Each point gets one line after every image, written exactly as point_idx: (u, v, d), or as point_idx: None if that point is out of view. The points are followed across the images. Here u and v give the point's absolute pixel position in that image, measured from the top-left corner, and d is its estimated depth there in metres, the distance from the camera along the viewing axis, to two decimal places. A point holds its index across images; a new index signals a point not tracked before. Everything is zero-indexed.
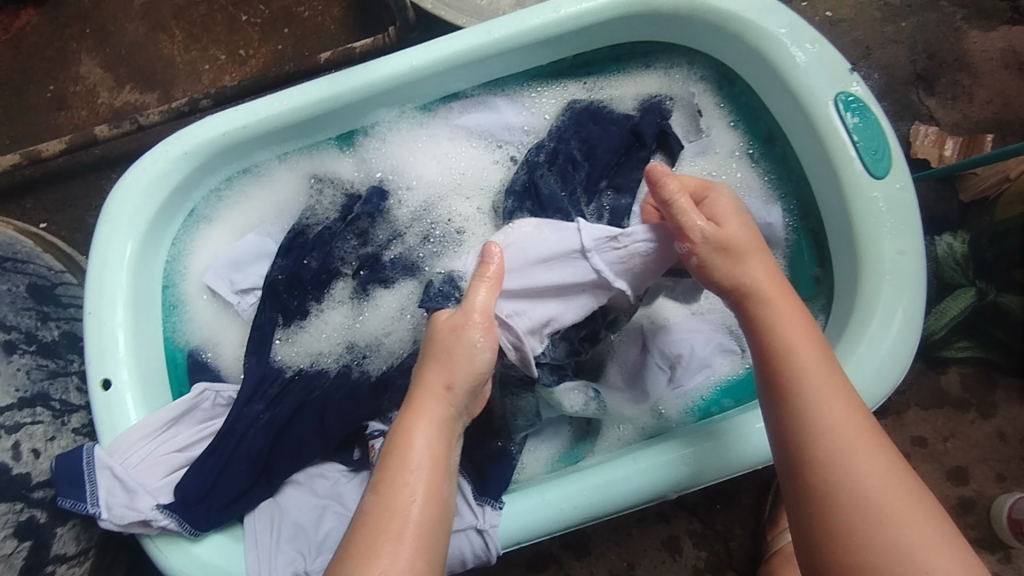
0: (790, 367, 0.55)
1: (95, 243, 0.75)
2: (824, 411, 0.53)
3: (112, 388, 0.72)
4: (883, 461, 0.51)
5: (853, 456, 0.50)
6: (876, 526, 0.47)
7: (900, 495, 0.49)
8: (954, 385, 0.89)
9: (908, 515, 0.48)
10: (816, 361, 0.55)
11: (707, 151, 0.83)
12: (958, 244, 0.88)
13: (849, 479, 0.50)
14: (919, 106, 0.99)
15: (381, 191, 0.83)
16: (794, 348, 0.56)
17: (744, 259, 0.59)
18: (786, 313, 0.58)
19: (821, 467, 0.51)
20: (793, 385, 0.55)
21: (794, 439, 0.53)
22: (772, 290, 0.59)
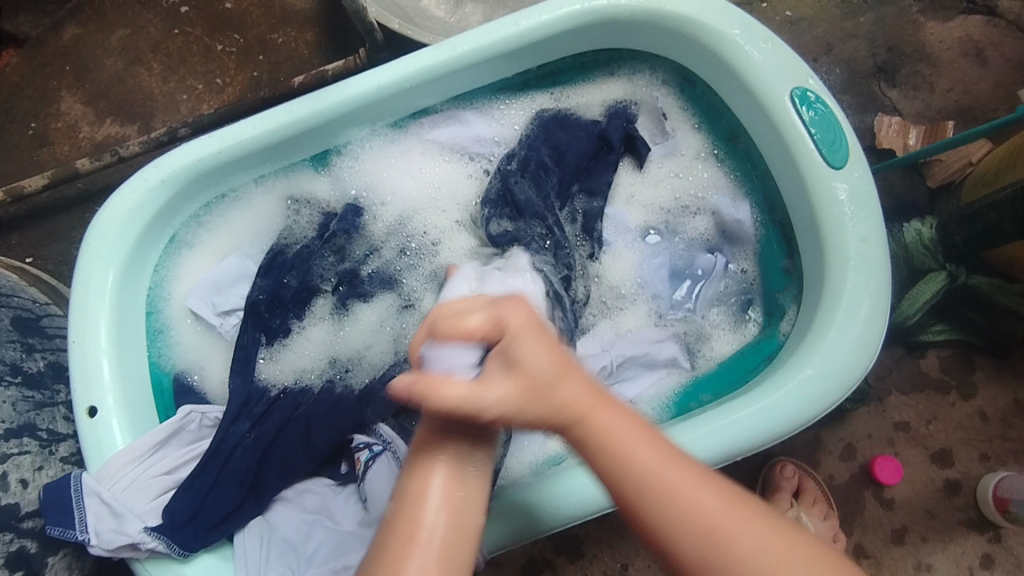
0: (591, 447, 0.48)
1: (77, 274, 0.76)
2: (621, 447, 0.48)
3: (98, 416, 0.73)
4: (741, 511, 0.47)
5: (698, 515, 0.46)
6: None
7: (790, 554, 0.45)
8: (933, 368, 0.90)
9: (785, 566, 0.45)
10: (611, 402, 0.51)
11: (674, 153, 0.86)
12: (927, 229, 0.88)
13: (675, 513, 0.46)
14: (881, 97, 1.01)
15: (356, 209, 0.87)
16: (619, 440, 0.49)
17: (530, 343, 0.48)
18: (604, 409, 0.49)
19: (648, 505, 0.47)
20: (613, 459, 0.48)
21: (639, 521, 0.47)
22: (606, 334, 0.54)
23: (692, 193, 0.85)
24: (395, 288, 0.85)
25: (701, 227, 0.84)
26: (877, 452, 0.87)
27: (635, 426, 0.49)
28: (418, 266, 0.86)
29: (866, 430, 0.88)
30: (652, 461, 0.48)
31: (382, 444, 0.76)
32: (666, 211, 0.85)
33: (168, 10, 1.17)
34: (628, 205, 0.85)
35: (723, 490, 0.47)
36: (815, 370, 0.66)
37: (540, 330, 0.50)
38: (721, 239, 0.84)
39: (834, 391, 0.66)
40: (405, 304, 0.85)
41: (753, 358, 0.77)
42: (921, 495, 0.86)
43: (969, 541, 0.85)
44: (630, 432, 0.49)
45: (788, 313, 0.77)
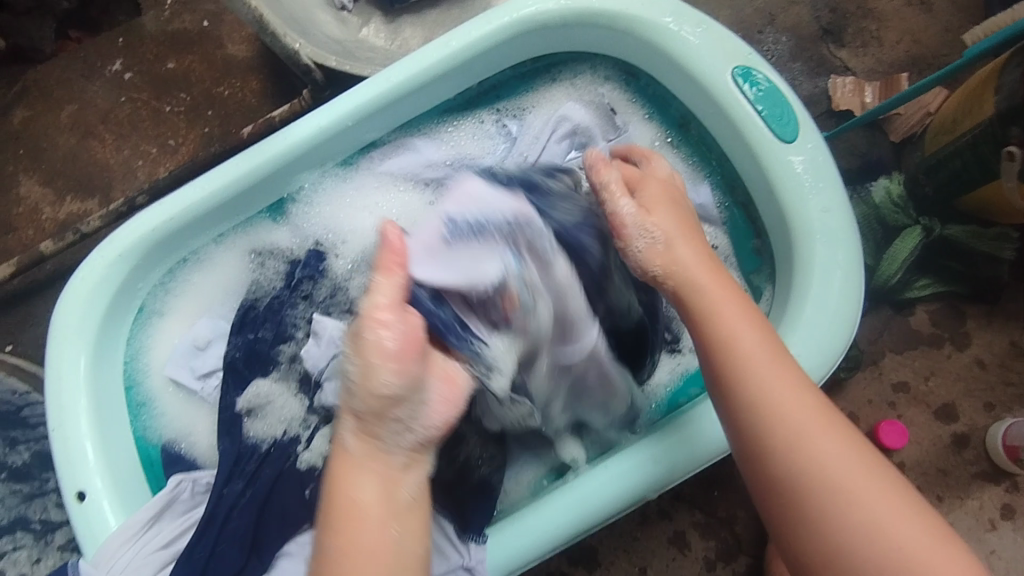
0: (736, 365, 0.56)
1: (48, 360, 0.75)
2: (758, 387, 0.55)
3: (88, 499, 0.72)
4: (846, 446, 0.53)
5: (820, 444, 0.52)
6: (837, 502, 0.50)
7: (882, 493, 0.50)
8: (924, 323, 0.88)
9: (883, 507, 0.50)
10: (760, 350, 0.57)
11: (629, 147, 0.84)
12: (895, 186, 0.88)
13: (801, 456, 0.52)
14: (831, 59, 1.00)
15: (319, 253, 0.85)
16: (750, 357, 0.57)
17: (702, 270, 0.62)
18: (737, 319, 0.59)
19: (788, 451, 0.53)
20: (735, 377, 0.56)
21: (755, 436, 0.54)
22: (723, 298, 0.60)
23: None
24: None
25: None
26: (880, 417, 0.86)
27: (770, 355, 0.57)
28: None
29: (865, 396, 0.87)
30: (772, 381, 0.55)
31: None
32: None
33: (113, 80, 1.17)
34: None
35: (824, 405, 0.54)
36: (797, 350, 0.65)
37: (704, 250, 0.63)
38: None
39: (821, 366, 0.65)
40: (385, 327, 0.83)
41: None
42: (931, 453, 0.85)
43: (986, 493, 0.83)
44: (764, 357, 0.56)
45: (765, 293, 0.76)
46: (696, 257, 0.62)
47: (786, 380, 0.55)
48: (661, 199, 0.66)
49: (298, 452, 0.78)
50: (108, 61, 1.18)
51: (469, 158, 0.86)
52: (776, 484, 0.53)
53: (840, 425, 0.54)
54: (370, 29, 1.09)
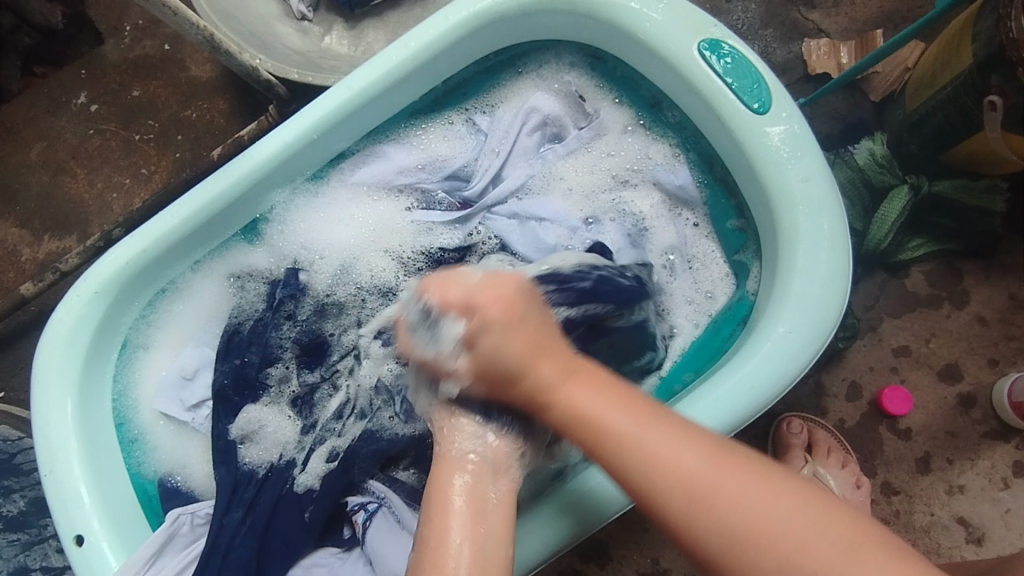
0: (610, 451, 0.51)
1: (34, 406, 0.74)
2: (630, 438, 0.50)
3: (87, 542, 0.71)
4: (757, 486, 0.48)
5: (629, 441, 0.50)
6: (760, 552, 0.46)
7: (801, 538, 0.45)
8: (920, 284, 0.86)
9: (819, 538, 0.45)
10: (606, 407, 0.52)
11: (601, 132, 0.82)
12: (878, 147, 0.85)
13: (714, 520, 0.47)
14: (803, 22, 0.98)
15: (298, 271, 0.84)
16: (550, 391, 0.53)
17: (514, 325, 0.54)
18: (572, 380, 0.53)
19: (653, 508, 0.49)
20: (581, 425, 0.52)
21: (666, 507, 0.49)
22: (556, 372, 0.54)
23: (629, 168, 0.81)
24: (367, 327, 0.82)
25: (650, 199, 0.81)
26: (883, 384, 0.84)
27: (636, 420, 0.51)
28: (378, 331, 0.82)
29: (867, 364, 0.85)
30: (630, 429, 0.51)
31: (376, 501, 0.74)
32: (607, 193, 0.82)
33: (80, 113, 1.16)
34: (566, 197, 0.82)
35: (710, 448, 0.50)
36: (787, 326, 0.63)
37: (537, 335, 0.54)
38: (670, 206, 0.80)
39: (813, 342, 0.63)
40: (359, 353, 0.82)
41: (727, 326, 0.74)
42: (939, 417, 0.83)
43: (997, 453, 0.82)
44: (606, 410, 0.52)
45: (752, 270, 0.74)
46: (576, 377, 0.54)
47: (670, 436, 0.50)
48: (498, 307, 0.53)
49: (295, 475, 0.77)
50: (72, 95, 1.16)
51: (441, 162, 0.86)
52: (716, 538, 0.47)
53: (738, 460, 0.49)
54: (331, 38, 1.07)
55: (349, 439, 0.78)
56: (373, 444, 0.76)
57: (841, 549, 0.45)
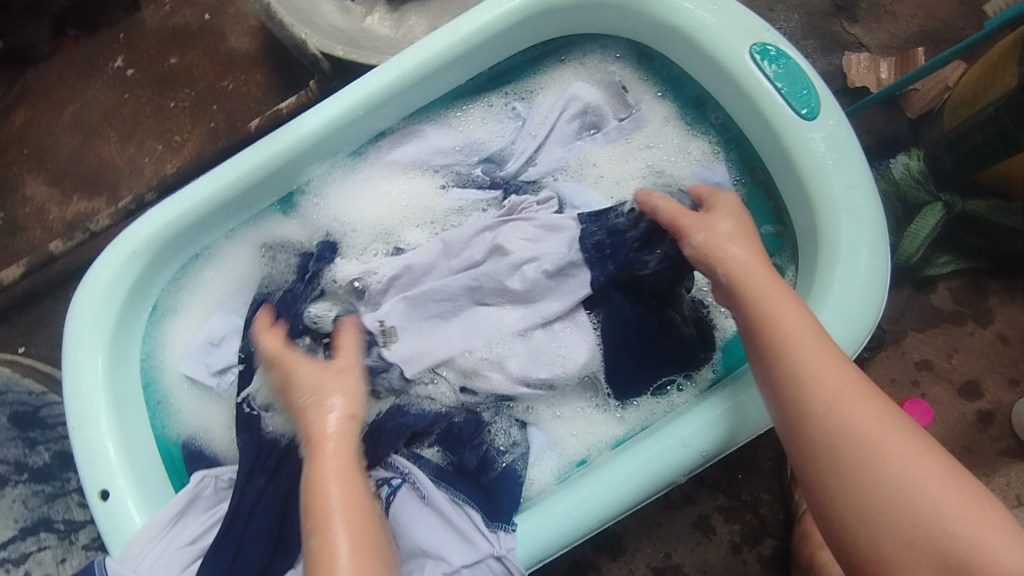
0: (783, 347, 0.57)
1: (65, 360, 0.75)
2: (794, 342, 0.58)
3: (112, 497, 0.72)
4: (885, 418, 0.53)
5: (787, 324, 0.59)
6: (876, 469, 0.51)
7: (890, 432, 0.52)
8: (946, 301, 0.88)
9: (931, 474, 0.50)
10: (797, 317, 0.59)
11: (642, 124, 0.82)
12: (914, 162, 0.87)
13: (847, 424, 0.53)
14: (844, 35, 0.99)
15: (333, 245, 0.83)
16: (777, 312, 0.59)
17: (743, 248, 0.64)
18: (781, 287, 0.61)
19: (812, 418, 0.55)
20: (768, 327, 0.59)
21: (791, 401, 0.57)
22: (749, 254, 0.64)
23: (666, 159, 0.80)
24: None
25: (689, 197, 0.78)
26: (904, 396, 0.85)
27: (817, 337, 0.58)
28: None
29: (889, 375, 0.86)
30: (804, 339, 0.58)
31: (400, 476, 0.72)
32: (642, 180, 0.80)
33: (115, 76, 1.16)
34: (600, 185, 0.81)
35: (857, 374, 0.56)
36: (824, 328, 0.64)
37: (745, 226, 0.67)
38: None
39: (848, 344, 0.64)
40: None
41: None
42: (956, 431, 0.84)
43: (1012, 471, 0.83)
44: (806, 326, 0.59)
45: (788, 272, 0.75)
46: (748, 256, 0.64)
47: (822, 348, 0.57)
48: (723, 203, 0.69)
49: None
50: (109, 58, 1.17)
51: (479, 145, 0.85)
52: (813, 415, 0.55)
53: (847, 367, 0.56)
54: (373, 18, 1.08)
55: None
56: (400, 419, 0.73)
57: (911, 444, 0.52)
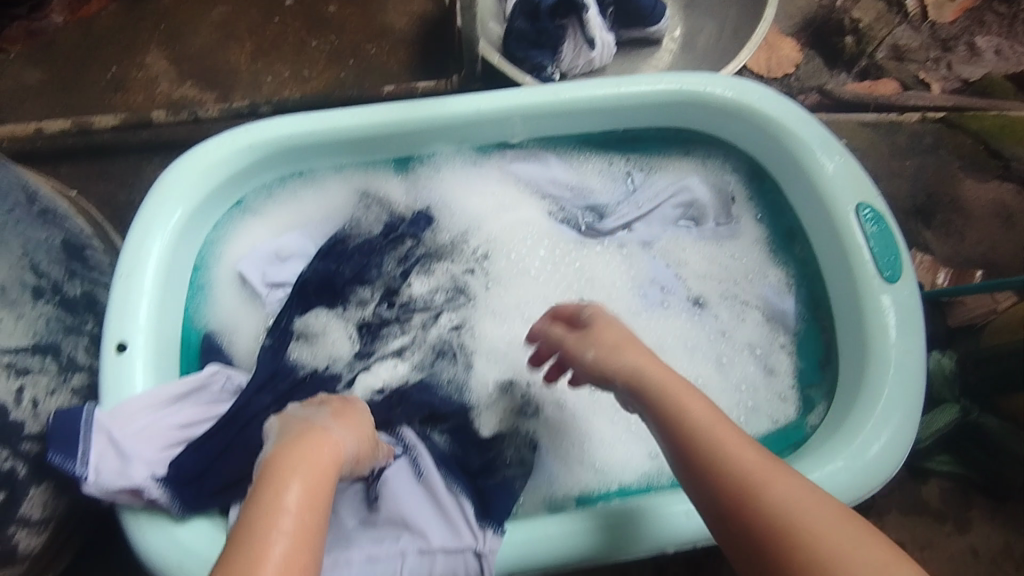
0: (711, 447, 0.54)
1: (142, 212, 0.76)
2: (730, 454, 0.53)
3: (126, 353, 0.71)
4: (807, 500, 0.49)
5: (741, 456, 0.53)
6: (808, 548, 0.46)
7: (812, 498, 0.50)
8: (933, 495, 0.93)
9: (827, 526, 0.47)
10: (754, 458, 0.53)
11: (735, 236, 0.88)
12: (947, 360, 0.93)
13: (768, 503, 0.50)
14: (917, 235, 1.10)
15: (428, 217, 0.87)
16: (700, 424, 0.56)
17: (697, 400, 0.57)
18: (739, 446, 0.54)
19: (743, 500, 0.51)
20: (704, 446, 0.54)
21: (703, 461, 0.54)
22: (714, 420, 0.56)
23: (745, 275, 0.86)
24: (462, 297, 0.83)
25: (755, 320, 0.84)
26: None
27: (743, 442, 0.54)
28: (474, 313, 0.83)
29: None
30: (740, 453, 0.53)
31: (402, 448, 0.73)
32: (721, 282, 0.86)
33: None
34: (680, 271, 0.87)
35: (778, 467, 0.52)
36: (845, 463, 0.68)
37: (711, 415, 0.56)
38: (770, 326, 0.84)
39: (861, 487, 0.68)
40: (437, 314, 0.82)
41: (777, 444, 0.77)
42: None
43: None
44: (734, 439, 0.54)
45: (818, 407, 0.79)
46: (710, 415, 0.56)
47: (755, 458, 0.53)
48: (707, 415, 0.56)
49: (336, 389, 0.77)
50: None
51: (589, 193, 0.91)
52: (692, 450, 0.55)
53: (733, 427, 0.56)
54: None
55: (398, 381, 0.79)
56: (425, 394, 0.77)
57: (845, 519, 0.48)
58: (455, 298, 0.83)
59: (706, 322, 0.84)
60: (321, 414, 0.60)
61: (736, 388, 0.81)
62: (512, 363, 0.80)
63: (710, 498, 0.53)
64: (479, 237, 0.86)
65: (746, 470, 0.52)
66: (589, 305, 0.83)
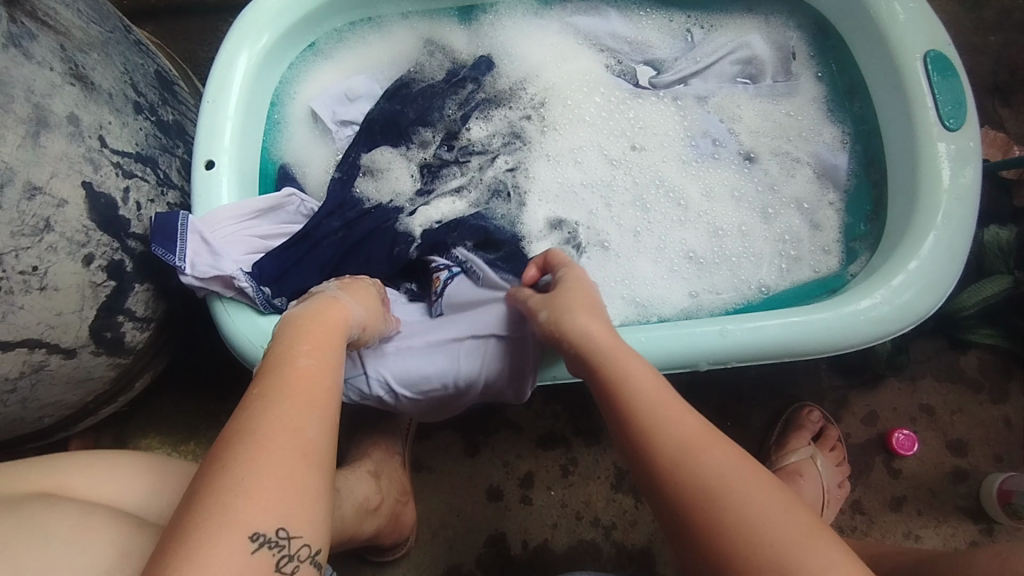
0: (638, 412, 0.49)
1: (226, 43, 0.81)
2: (656, 414, 0.49)
3: (214, 170, 0.79)
4: (716, 449, 0.46)
5: (665, 415, 0.49)
6: (719, 506, 0.43)
7: (740, 467, 0.45)
8: (971, 366, 0.93)
9: (755, 501, 0.43)
10: (655, 393, 0.51)
11: (793, 93, 0.87)
12: (1006, 233, 0.89)
13: (696, 473, 0.45)
14: (991, 112, 1.06)
15: (489, 63, 0.90)
16: (641, 396, 0.51)
17: (641, 378, 0.52)
18: (637, 384, 0.51)
19: (678, 476, 0.45)
20: (637, 422, 0.49)
21: (634, 448, 0.48)
22: (644, 374, 0.53)
23: (799, 132, 0.86)
24: (519, 141, 0.87)
25: (806, 176, 0.85)
26: (896, 425, 0.92)
27: (681, 412, 0.49)
28: (529, 156, 0.87)
29: (892, 403, 0.93)
30: (665, 413, 0.49)
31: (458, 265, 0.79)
32: (774, 138, 0.86)
33: None
34: (734, 125, 0.87)
35: (715, 435, 0.47)
36: (880, 297, 0.69)
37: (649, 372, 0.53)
38: (820, 181, 0.85)
39: (893, 321, 0.69)
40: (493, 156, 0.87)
41: (814, 290, 0.79)
42: (929, 474, 0.90)
43: (961, 527, 0.88)
44: (675, 405, 0.49)
45: (861, 257, 0.79)
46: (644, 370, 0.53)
47: (686, 415, 0.48)
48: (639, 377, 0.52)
49: (399, 219, 0.83)
50: None
51: (647, 47, 0.91)
52: (623, 425, 0.50)
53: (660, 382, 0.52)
54: None
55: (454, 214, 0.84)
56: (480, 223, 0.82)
57: (737, 457, 0.45)
58: (512, 142, 0.87)
59: (755, 175, 0.85)
60: (331, 287, 0.63)
61: (779, 237, 0.83)
62: (561, 204, 0.85)
63: (645, 467, 0.47)
64: (537, 84, 0.89)
65: (659, 427, 0.48)
66: (641, 153, 0.86)
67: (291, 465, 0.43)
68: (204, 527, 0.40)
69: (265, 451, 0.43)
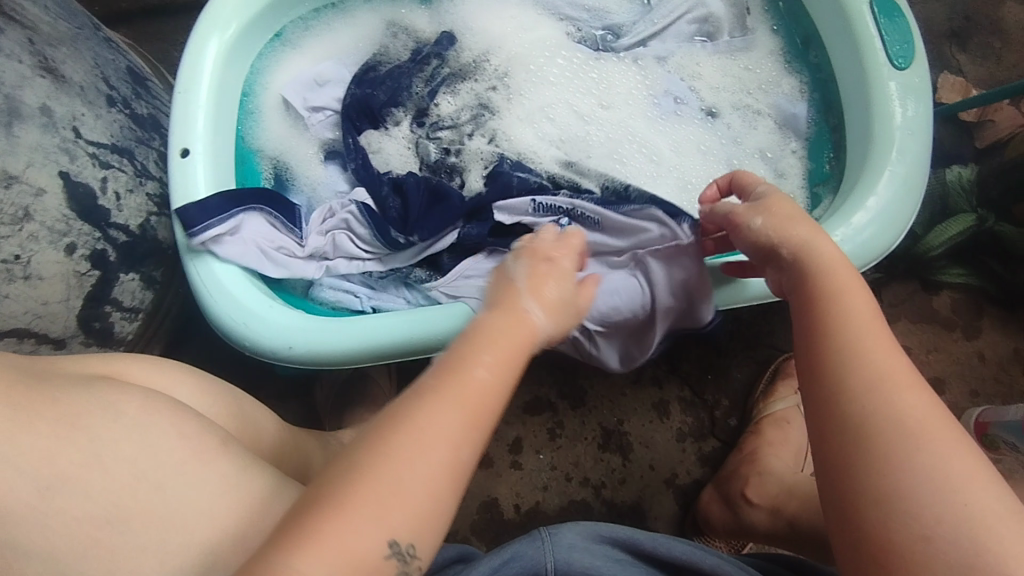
0: (843, 354, 0.48)
1: (193, 36, 0.83)
2: (865, 348, 0.48)
3: (189, 158, 0.79)
4: (925, 408, 0.45)
5: (882, 360, 0.47)
6: (909, 450, 0.43)
7: (936, 424, 0.44)
8: (944, 306, 0.96)
9: (953, 464, 0.42)
10: (889, 350, 0.48)
11: (749, 48, 0.89)
12: (967, 173, 0.91)
13: (880, 416, 0.45)
14: (950, 59, 1.08)
15: (451, 37, 0.92)
16: (854, 337, 0.49)
17: (864, 320, 0.50)
18: (864, 335, 0.49)
19: (871, 422, 0.45)
20: (850, 355, 0.48)
21: (828, 383, 0.48)
22: (867, 314, 0.50)
23: (757, 85, 0.88)
24: (487, 112, 0.89)
25: (768, 126, 0.87)
26: None
27: (904, 366, 0.47)
28: (499, 124, 0.89)
29: None
30: (885, 356, 0.47)
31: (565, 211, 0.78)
32: (733, 92, 0.89)
33: None
34: (694, 83, 0.90)
35: (923, 392, 0.46)
36: (840, 237, 0.69)
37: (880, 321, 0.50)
38: (781, 131, 0.87)
39: (854, 260, 0.69)
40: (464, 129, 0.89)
41: None
42: None
43: None
44: (883, 347, 0.48)
45: (824, 202, 0.81)
46: (870, 311, 0.51)
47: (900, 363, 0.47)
48: (862, 315, 0.50)
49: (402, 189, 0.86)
50: None
51: (605, 14, 0.94)
52: (819, 354, 0.50)
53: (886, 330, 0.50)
54: None
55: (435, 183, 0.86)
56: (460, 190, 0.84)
57: (941, 419, 0.44)
58: (480, 114, 0.89)
59: (719, 129, 0.88)
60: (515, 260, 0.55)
61: None
62: (532, 164, 0.86)
63: (826, 406, 0.47)
64: (501, 57, 0.91)
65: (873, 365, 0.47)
66: (608, 111, 0.89)
67: (436, 460, 0.42)
68: (323, 520, 0.39)
69: (427, 453, 0.42)
